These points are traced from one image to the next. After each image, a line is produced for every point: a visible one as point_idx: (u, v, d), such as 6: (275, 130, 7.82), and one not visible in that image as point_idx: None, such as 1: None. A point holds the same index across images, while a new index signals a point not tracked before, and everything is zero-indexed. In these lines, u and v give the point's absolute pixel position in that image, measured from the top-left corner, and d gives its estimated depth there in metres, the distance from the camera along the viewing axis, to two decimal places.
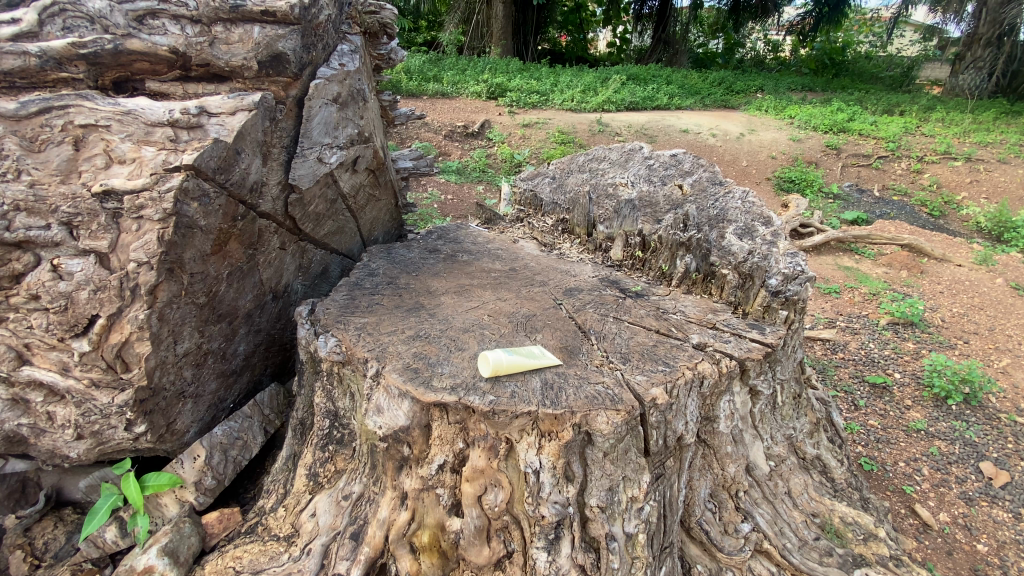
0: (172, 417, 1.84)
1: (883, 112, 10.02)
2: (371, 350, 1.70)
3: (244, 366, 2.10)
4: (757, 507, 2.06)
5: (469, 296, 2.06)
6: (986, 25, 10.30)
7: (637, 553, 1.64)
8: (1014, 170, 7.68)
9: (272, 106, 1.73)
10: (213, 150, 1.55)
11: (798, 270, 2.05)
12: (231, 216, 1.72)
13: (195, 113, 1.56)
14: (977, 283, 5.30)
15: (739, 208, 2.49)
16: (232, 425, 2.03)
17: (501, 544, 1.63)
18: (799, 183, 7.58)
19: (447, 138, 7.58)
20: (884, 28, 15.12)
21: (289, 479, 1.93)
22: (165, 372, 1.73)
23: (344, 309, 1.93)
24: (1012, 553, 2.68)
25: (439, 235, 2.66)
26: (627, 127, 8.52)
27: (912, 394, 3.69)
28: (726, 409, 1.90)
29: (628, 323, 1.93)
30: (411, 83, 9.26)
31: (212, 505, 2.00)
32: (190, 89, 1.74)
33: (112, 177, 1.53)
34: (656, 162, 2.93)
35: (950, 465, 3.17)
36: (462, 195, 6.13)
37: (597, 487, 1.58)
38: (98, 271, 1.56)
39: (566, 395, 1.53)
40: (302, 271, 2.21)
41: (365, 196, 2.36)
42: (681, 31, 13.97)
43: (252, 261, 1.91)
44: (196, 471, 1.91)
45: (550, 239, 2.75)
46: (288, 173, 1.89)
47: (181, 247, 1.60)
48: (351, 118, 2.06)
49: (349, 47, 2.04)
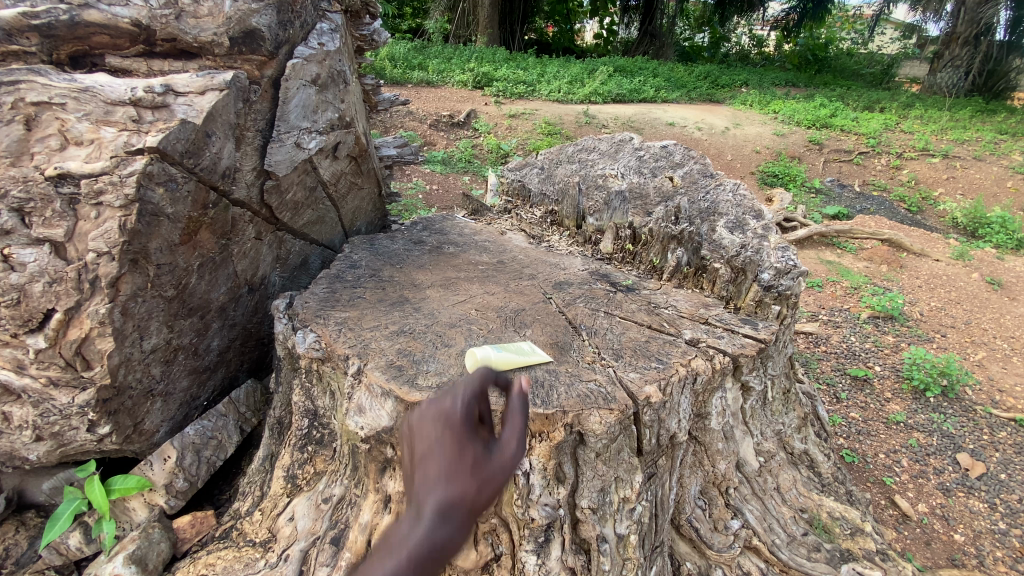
0: (140, 417, 1.74)
1: (864, 108, 10.16)
2: (351, 347, 1.62)
3: (219, 362, 1.99)
4: (746, 504, 2.04)
5: (455, 289, 1.98)
6: (965, 24, 10.49)
7: (629, 554, 1.60)
8: (988, 168, 7.84)
9: (246, 86, 1.64)
10: (180, 132, 1.45)
11: (791, 265, 2.02)
12: (201, 203, 1.61)
13: (160, 91, 1.46)
14: (953, 277, 5.39)
15: (730, 201, 2.46)
16: (206, 424, 1.92)
17: (489, 547, 1.56)
18: (782, 177, 7.64)
19: (432, 127, 7.42)
20: (865, 25, 15.25)
21: (266, 481, 1.84)
22: (130, 370, 1.62)
23: (325, 303, 1.84)
24: (987, 542, 2.73)
25: (425, 226, 2.57)
26: (614, 119, 8.47)
27: (892, 387, 3.73)
28: (717, 406, 1.86)
29: (620, 318, 1.87)
30: (395, 70, 9.06)
31: (184, 508, 1.91)
32: (155, 66, 1.62)
33: (67, 160, 1.42)
34: (647, 153, 2.88)
35: (928, 456, 3.21)
36: (448, 185, 6.02)
37: (589, 488, 1.53)
38: (54, 262, 1.45)
39: (557, 394, 1.46)
40: (280, 262, 2.10)
41: (347, 185, 2.25)
42: (669, 23, 13.91)
43: (226, 252, 1.80)
44: (166, 474, 1.81)
45: (538, 231, 2.68)
46: (264, 158, 1.79)
47: (146, 236, 1.49)
48: (332, 101, 1.95)
49: (330, 25, 1.93)
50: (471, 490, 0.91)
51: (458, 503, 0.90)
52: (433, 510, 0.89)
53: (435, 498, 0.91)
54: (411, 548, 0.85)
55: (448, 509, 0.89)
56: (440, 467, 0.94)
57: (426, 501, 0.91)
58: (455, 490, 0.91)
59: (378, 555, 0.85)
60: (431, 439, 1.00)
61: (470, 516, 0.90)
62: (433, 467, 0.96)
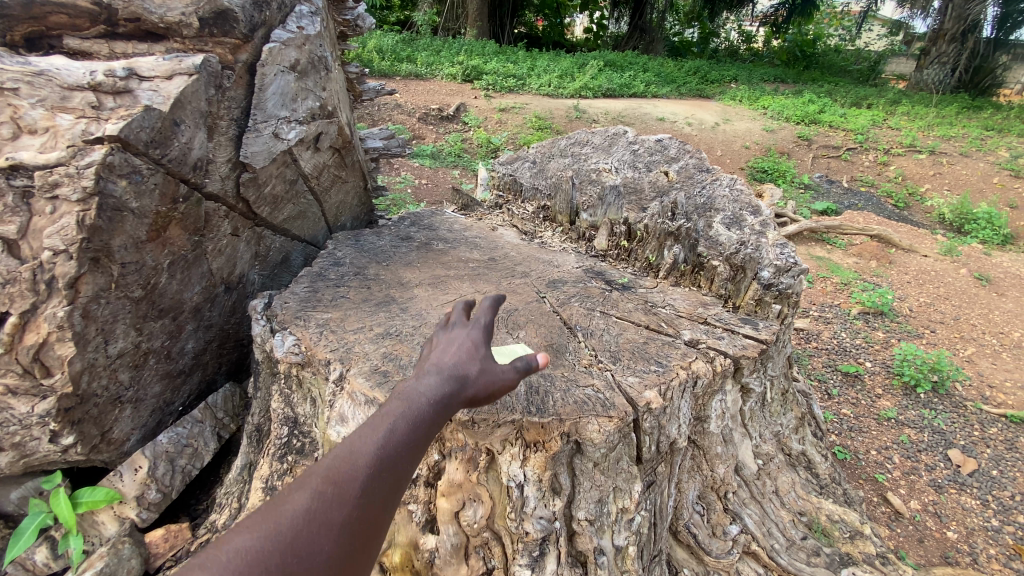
0: (107, 425, 1.63)
1: (852, 104, 10.20)
2: (333, 351, 1.53)
3: (195, 365, 1.89)
4: (745, 508, 1.98)
5: (445, 288, 1.89)
6: (952, 21, 10.55)
7: (627, 566, 1.53)
8: (974, 164, 7.89)
9: (218, 72, 1.53)
10: (145, 120, 1.35)
11: (791, 262, 1.95)
12: (170, 197, 1.50)
13: (122, 75, 1.36)
14: (942, 273, 5.40)
15: (727, 196, 2.39)
16: (180, 432, 1.81)
17: (480, 561, 1.48)
18: (771, 173, 7.63)
19: (420, 120, 7.28)
20: (852, 22, 15.31)
21: (244, 492, 1.75)
22: (95, 377, 1.51)
23: (306, 303, 1.74)
24: (980, 539, 2.72)
25: (413, 221, 2.47)
26: (605, 113, 8.39)
27: (883, 383, 3.71)
28: (717, 409, 1.80)
29: (617, 317, 1.80)
30: (383, 63, 8.89)
31: (157, 520, 1.80)
32: (118, 49, 1.52)
33: (20, 150, 1.31)
34: (641, 147, 2.80)
35: (919, 453, 3.19)
36: (437, 179, 5.89)
37: (586, 499, 1.46)
38: (7, 261, 1.33)
39: (552, 400, 1.39)
40: (260, 260, 2.00)
41: (330, 178, 2.15)
42: (658, 18, 13.85)
43: (199, 249, 1.69)
44: (137, 485, 1.70)
45: (530, 227, 2.59)
46: (239, 150, 1.68)
47: (108, 233, 1.38)
48: (312, 89, 1.85)
49: (309, 8, 1.82)
50: (479, 369, 1.16)
51: (468, 374, 1.15)
52: (449, 374, 1.14)
53: (450, 368, 1.15)
54: (433, 396, 1.09)
55: (461, 374, 1.15)
56: (456, 350, 1.20)
57: (443, 368, 1.16)
58: (467, 365, 1.17)
59: (406, 395, 1.08)
60: (448, 339, 1.27)
61: (477, 388, 1.14)
62: (451, 350, 1.22)
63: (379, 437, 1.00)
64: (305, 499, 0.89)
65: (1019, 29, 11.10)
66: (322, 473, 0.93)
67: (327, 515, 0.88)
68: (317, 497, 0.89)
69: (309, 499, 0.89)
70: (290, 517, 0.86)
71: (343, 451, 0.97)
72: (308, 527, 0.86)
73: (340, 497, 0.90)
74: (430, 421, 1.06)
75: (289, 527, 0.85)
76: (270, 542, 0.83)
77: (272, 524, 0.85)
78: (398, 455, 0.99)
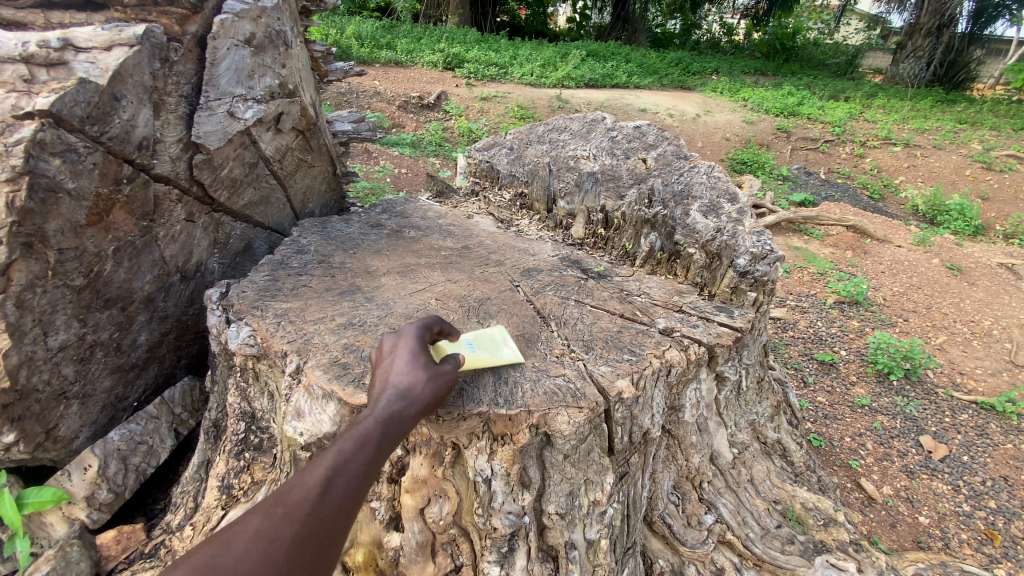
0: (52, 422, 1.53)
1: (830, 96, 10.32)
2: (291, 342, 1.45)
3: (150, 358, 1.79)
4: (720, 497, 1.97)
5: (414, 277, 1.82)
6: (928, 15, 10.68)
7: (599, 560, 1.50)
8: (947, 156, 8.03)
9: (162, 43, 1.44)
10: (80, 93, 1.27)
11: (767, 250, 1.93)
12: (112, 178, 1.41)
13: (56, 47, 1.28)
14: (915, 263, 5.48)
15: (704, 183, 2.36)
16: (133, 428, 1.71)
17: (448, 558, 1.44)
18: (751, 164, 7.65)
19: (400, 108, 7.13)
20: (832, 15, 15.40)
21: (201, 491, 1.67)
22: (34, 371, 1.41)
23: (265, 292, 1.65)
24: (951, 524, 2.77)
25: (385, 209, 2.39)
26: (587, 103, 8.30)
27: (857, 370, 3.75)
28: (691, 398, 1.77)
29: (591, 306, 1.75)
30: (362, 49, 8.63)
31: (109, 522, 1.70)
32: (53, 19, 1.44)
33: None
34: (619, 134, 2.75)
35: (892, 439, 3.24)
36: (416, 168, 5.75)
37: (557, 493, 1.41)
38: None
39: (521, 392, 1.34)
40: (218, 248, 1.90)
41: (295, 161, 2.04)
42: (641, 8, 13.76)
43: (149, 235, 1.60)
44: (87, 484, 1.60)
45: (506, 214, 2.51)
46: (191, 129, 1.59)
47: (42, 216, 1.29)
48: (270, 65, 1.75)
49: None
50: (423, 384, 1.17)
51: (414, 389, 1.15)
52: (393, 393, 1.14)
53: (394, 386, 1.16)
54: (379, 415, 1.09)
55: (405, 391, 1.15)
56: (396, 368, 1.20)
57: (384, 388, 1.16)
58: (412, 380, 1.17)
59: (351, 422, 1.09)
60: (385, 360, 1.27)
61: (423, 401, 1.15)
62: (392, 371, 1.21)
63: (329, 458, 1.01)
64: (254, 521, 0.88)
65: (992, 24, 11.30)
66: (271, 496, 0.93)
67: (278, 530, 0.88)
68: (268, 515, 0.89)
69: (259, 518, 0.89)
70: (242, 536, 0.86)
71: (291, 476, 0.97)
72: (262, 543, 0.86)
73: (291, 515, 0.90)
74: (377, 438, 1.06)
75: (244, 542, 0.85)
76: (223, 558, 0.82)
77: (223, 544, 0.84)
78: (349, 471, 1.00)
